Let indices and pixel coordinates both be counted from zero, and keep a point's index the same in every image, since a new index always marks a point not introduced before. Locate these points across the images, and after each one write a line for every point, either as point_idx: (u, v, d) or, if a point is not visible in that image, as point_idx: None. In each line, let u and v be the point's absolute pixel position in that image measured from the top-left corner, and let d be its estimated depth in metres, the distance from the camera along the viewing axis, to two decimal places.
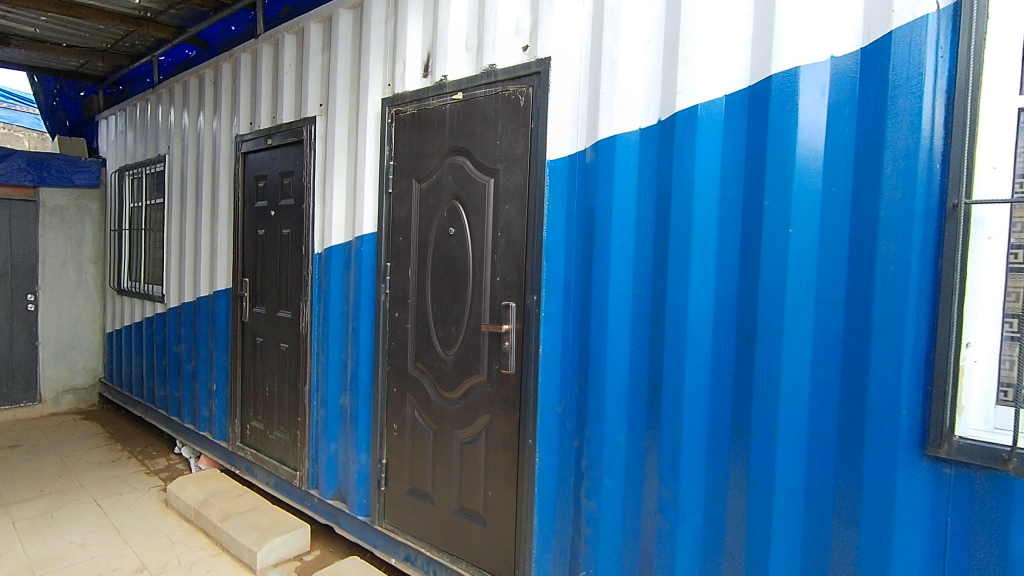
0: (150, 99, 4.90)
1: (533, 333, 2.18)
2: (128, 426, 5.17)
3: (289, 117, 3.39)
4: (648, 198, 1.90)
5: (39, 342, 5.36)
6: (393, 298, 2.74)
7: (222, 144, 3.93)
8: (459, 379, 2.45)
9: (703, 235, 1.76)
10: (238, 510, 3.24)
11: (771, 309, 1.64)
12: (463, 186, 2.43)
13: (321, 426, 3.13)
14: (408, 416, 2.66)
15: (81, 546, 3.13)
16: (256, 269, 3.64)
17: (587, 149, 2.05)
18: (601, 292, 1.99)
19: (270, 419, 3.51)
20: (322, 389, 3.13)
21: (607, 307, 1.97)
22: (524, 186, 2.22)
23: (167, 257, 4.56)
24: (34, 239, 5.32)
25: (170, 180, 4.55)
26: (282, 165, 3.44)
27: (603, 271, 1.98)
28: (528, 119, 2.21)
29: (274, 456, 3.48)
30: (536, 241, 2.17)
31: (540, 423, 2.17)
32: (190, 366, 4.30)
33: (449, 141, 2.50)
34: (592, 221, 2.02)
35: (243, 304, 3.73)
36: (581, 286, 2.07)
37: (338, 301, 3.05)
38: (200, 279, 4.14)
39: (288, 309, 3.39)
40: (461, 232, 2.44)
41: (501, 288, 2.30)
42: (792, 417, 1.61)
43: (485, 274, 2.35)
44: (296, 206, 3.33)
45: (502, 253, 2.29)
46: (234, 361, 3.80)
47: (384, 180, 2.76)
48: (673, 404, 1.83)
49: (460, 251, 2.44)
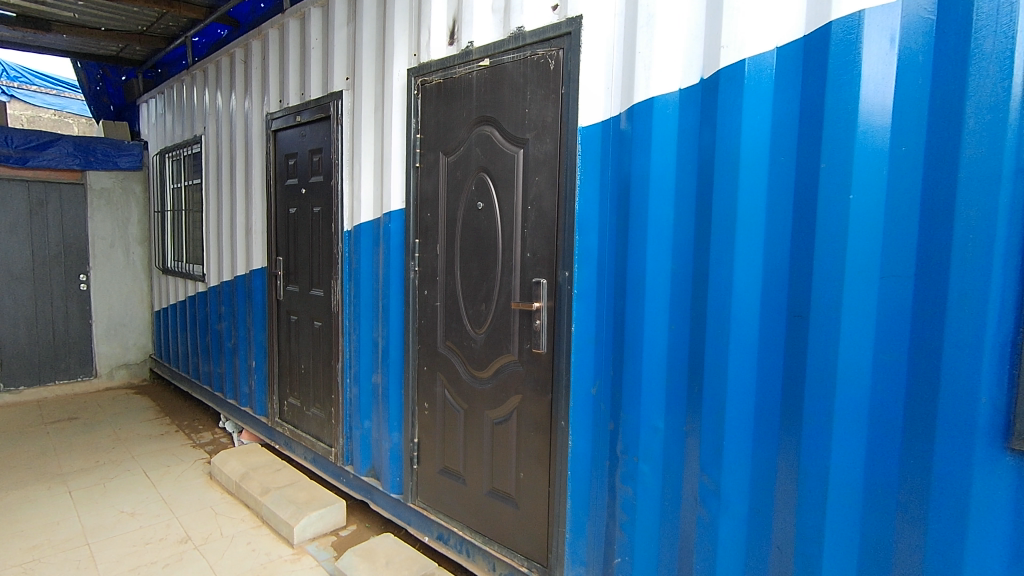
0: (186, 81, 4.94)
1: (565, 309, 2.08)
2: (176, 401, 5.36)
3: (316, 93, 3.34)
4: (689, 166, 1.76)
5: (92, 320, 5.59)
6: (422, 277, 2.68)
7: (254, 123, 3.93)
8: (490, 358, 2.38)
9: (750, 205, 1.62)
10: (277, 484, 3.30)
11: (827, 283, 1.49)
12: (491, 158, 2.33)
13: (355, 405, 3.14)
14: (439, 394, 2.62)
15: (131, 515, 3.26)
16: (289, 247, 3.64)
17: (622, 114, 1.91)
18: (638, 268, 1.88)
19: (306, 396, 3.55)
20: (355, 369, 3.13)
21: (644, 284, 1.86)
22: (555, 156, 2.10)
23: (206, 237, 4.63)
24: (83, 221, 5.51)
25: (206, 161, 4.60)
26: (312, 142, 3.39)
27: (640, 246, 1.87)
28: (559, 85, 2.08)
29: (311, 433, 3.53)
30: (568, 213, 2.05)
31: (573, 405, 2.09)
32: (230, 343, 4.39)
33: (476, 111, 2.39)
34: (627, 192, 1.89)
35: (278, 283, 3.76)
36: (617, 261, 1.95)
37: (368, 280, 3.02)
38: (237, 258, 4.20)
39: (320, 288, 3.38)
40: (491, 206, 2.34)
41: (532, 264, 2.20)
42: (850, 402, 1.48)
43: (516, 249, 2.25)
44: (325, 182, 3.29)
45: (534, 227, 2.18)
46: (271, 339, 3.86)
47: (412, 154, 2.68)
48: (716, 386, 1.71)
49: (490, 226, 2.35)
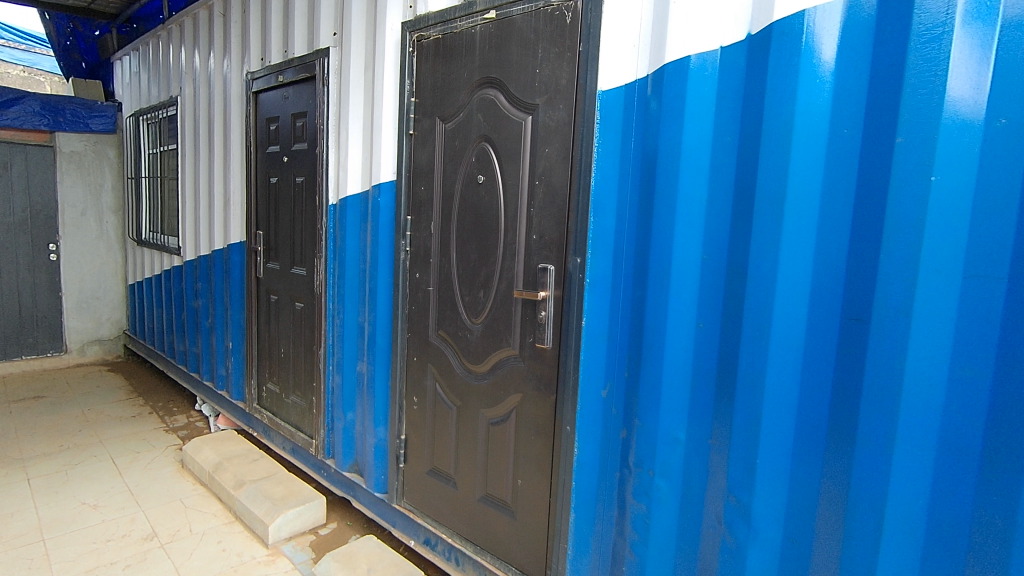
0: (162, 37, 4.57)
1: (575, 299, 1.83)
2: (151, 380, 5.09)
3: (300, 51, 3.01)
4: (729, 138, 1.50)
5: (62, 292, 5.27)
6: (413, 258, 2.42)
7: (233, 84, 3.60)
8: (488, 351, 2.13)
9: (803, 187, 1.37)
10: (252, 477, 3.07)
11: (896, 281, 1.25)
12: (494, 126, 2.05)
13: (337, 395, 2.89)
14: (429, 388, 2.38)
15: (93, 508, 3.02)
16: (269, 221, 3.35)
17: (651, 76, 1.64)
18: (662, 256, 1.63)
19: (285, 382, 3.30)
20: (338, 356, 2.88)
21: (669, 273, 1.61)
22: (568, 124, 1.83)
23: (182, 207, 4.31)
24: (52, 187, 5.16)
25: (182, 125, 4.26)
26: (295, 106, 3.08)
27: (665, 229, 1.61)
28: (575, 42, 1.80)
29: (290, 421, 3.29)
30: (582, 189, 1.79)
31: (580, 408, 1.85)
32: (207, 322, 4.11)
33: (479, 71, 2.10)
34: (654, 167, 1.63)
35: (257, 260, 3.47)
36: (637, 248, 1.70)
37: (354, 260, 2.75)
38: (214, 231, 3.90)
39: (302, 266, 3.11)
40: (492, 181, 2.07)
41: (538, 248, 1.94)
42: (916, 423, 1.25)
43: (520, 230, 1.99)
44: (309, 150, 2.99)
45: (542, 206, 1.92)
46: (249, 320, 3.58)
47: (404, 120, 2.39)
48: (750, 396, 1.48)
49: (490, 204, 2.08)
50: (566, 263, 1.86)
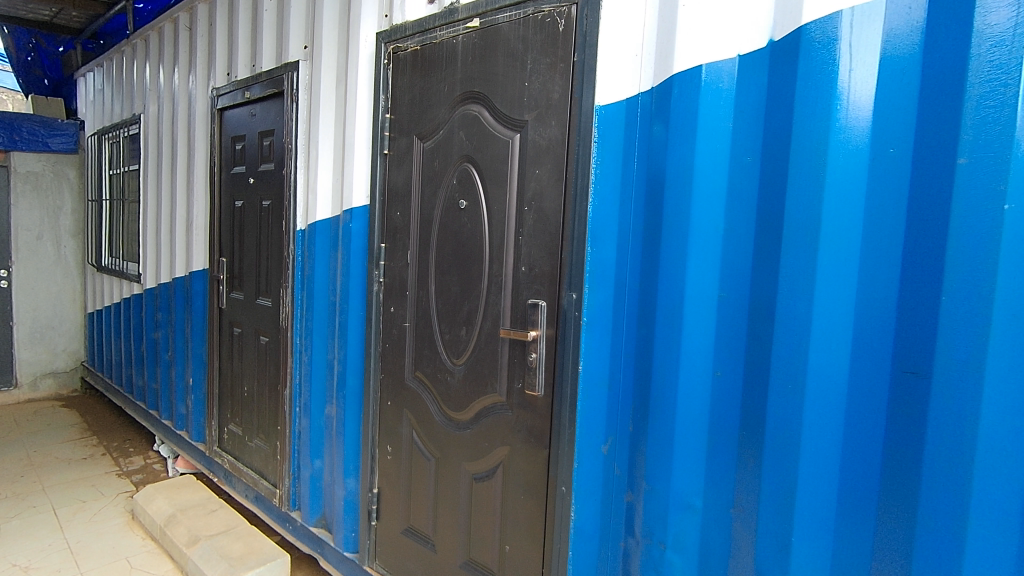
0: (126, 52, 4.33)
1: (570, 341, 1.60)
2: (108, 417, 4.72)
3: (268, 65, 2.79)
4: (750, 159, 1.30)
5: (13, 322, 4.91)
6: (388, 290, 2.18)
7: (198, 101, 3.36)
8: (471, 398, 1.89)
9: (840, 215, 1.17)
10: (209, 532, 2.76)
11: (962, 328, 1.04)
12: (477, 145, 1.84)
13: (304, 440, 2.61)
14: (404, 436, 2.12)
15: (24, 571, 2.68)
16: (234, 248, 3.09)
17: (656, 88, 1.44)
18: (672, 293, 1.41)
19: (249, 424, 3.01)
20: (305, 397, 2.61)
21: (681, 313, 1.39)
22: (561, 142, 1.62)
23: (143, 232, 4.03)
24: (5, 210, 4.84)
25: (145, 144, 4.01)
26: (261, 124, 2.85)
27: (676, 263, 1.40)
28: (568, 51, 1.60)
29: (254, 468, 2.99)
30: (578, 216, 1.57)
31: (577, 467, 1.61)
32: (167, 355, 3.80)
33: (460, 85, 1.90)
34: (661, 192, 1.43)
35: (220, 289, 3.20)
36: (642, 284, 1.49)
37: (324, 291, 2.50)
38: (176, 258, 3.62)
39: (268, 297, 2.85)
40: (476, 206, 1.85)
41: (527, 282, 1.72)
42: (993, 502, 1.02)
43: (507, 261, 1.77)
44: (276, 171, 2.75)
45: (532, 234, 1.70)
46: (210, 354, 3.29)
47: (379, 138, 2.17)
48: (781, 460, 1.25)
49: (474, 231, 1.86)
50: (560, 298, 1.63)
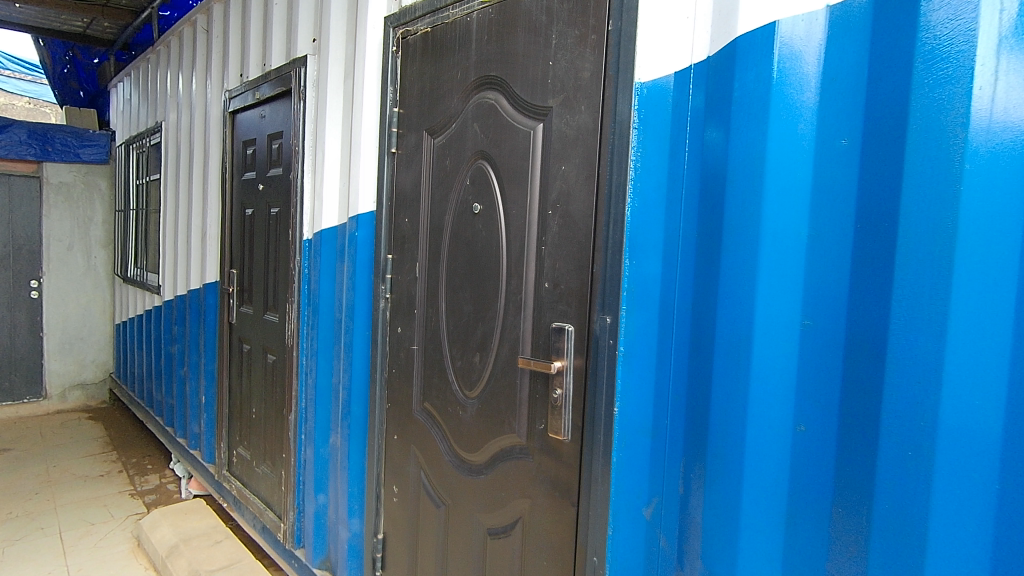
0: (151, 60, 4.27)
1: (603, 375, 1.29)
2: (131, 431, 4.64)
3: (278, 62, 2.60)
4: (846, 142, 0.97)
5: (43, 333, 4.91)
6: (396, 308, 1.91)
7: (212, 105, 3.21)
8: (487, 437, 1.59)
9: (987, 217, 0.84)
10: (210, 567, 2.55)
11: None
12: (494, 139, 1.56)
13: (309, 471, 2.37)
14: (412, 477, 1.85)
15: None
16: (244, 258, 2.91)
17: (714, 58, 1.13)
18: (739, 318, 1.08)
19: (256, 449, 2.81)
20: (310, 423, 2.37)
21: (751, 346, 1.07)
22: (591, 132, 1.32)
23: (162, 242, 3.92)
24: (37, 221, 4.85)
25: (166, 152, 3.90)
26: (271, 126, 2.65)
27: (744, 280, 1.07)
28: (602, 19, 1.30)
29: (261, 496, 2.78)
30: (613, 220, 1.26)
31: (612, 534, 1.28)
32: (182, 370, 3.66)
33: (475, 69, 1.62)
34: (723, 188, 1.10)
35: (231, 304, 3.02)
36: (696, 307, 1.17)
37: (329, 307, 2.26)
38: (191, 269, 3.47)
39: (275, 312, 2.64)
40: (492, 210, 1.57)
41: (551, 301, 1.41)
42: None
43: (527, 275, 1.47)
44: (284, 176, 2.54)
45: (557, 243, 1.40)
46: (221, 372, 3.11)
47: (386, 135, 1.92)
48: (898, 551, 0.92)
49: (489, 241, 1.57)
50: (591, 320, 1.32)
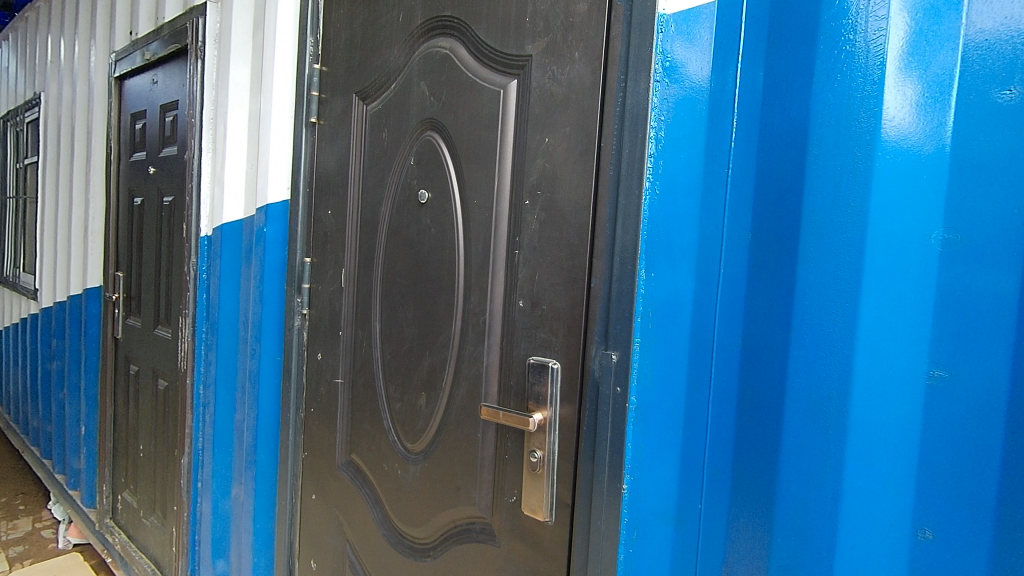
0: (30, 19, 3.58)
1: (606, 437, 0.89)
2: (5, 462, 3.89)
3: (172, 13, 2.07)
4: (1015, 94, 0.62)
5: None
6: (315, 327, 1.46)
7: (97, 70, 2.63)
8: (437, 507, 1.18)
9: None
10: None
11: None
12: (447, 102, 1.14)
13: (205, 530, 1.87)
14: (335, 551, 1.41)
15: None
16: (132, 259, 2.36)
17: None
18: (828, 363, 0.71)
19: (145, 495, 2.28)
20: (208, 470, 1.87)
21: (848, 407, 0.70)
22: (588, 87, 0.93)
23: (40, 237, 3.25)
24: None
25: (45, 129, 3.24)
26: (164, 94, 2.12)
27: (837, 306, 0.70)
28: None
29: (150, 554, 2.25)
30: (622, 214, 0.86)
31: None
32: (61, 393, 3.02)
33: (423, 8, 1.20)
34: (802, 168, 0.73)
35: (116, 314, 2.45)
36: (751, 341, 0.80)
37: (233, 324, 1.78)
38: (71, 271, 2.85)
39: (167, 327, 2.12)
40: (444, 200, 1.15)
41: (527, 327, 1.01)
42: None
43: (493, 290, 1.07)
44: (178, 156, 2.02)
45: (536, 247, 1.00)
46: (104, 398, 2.53)
47: (305, 100, 1.47)
48: None
49: (439, 242, 1.16)
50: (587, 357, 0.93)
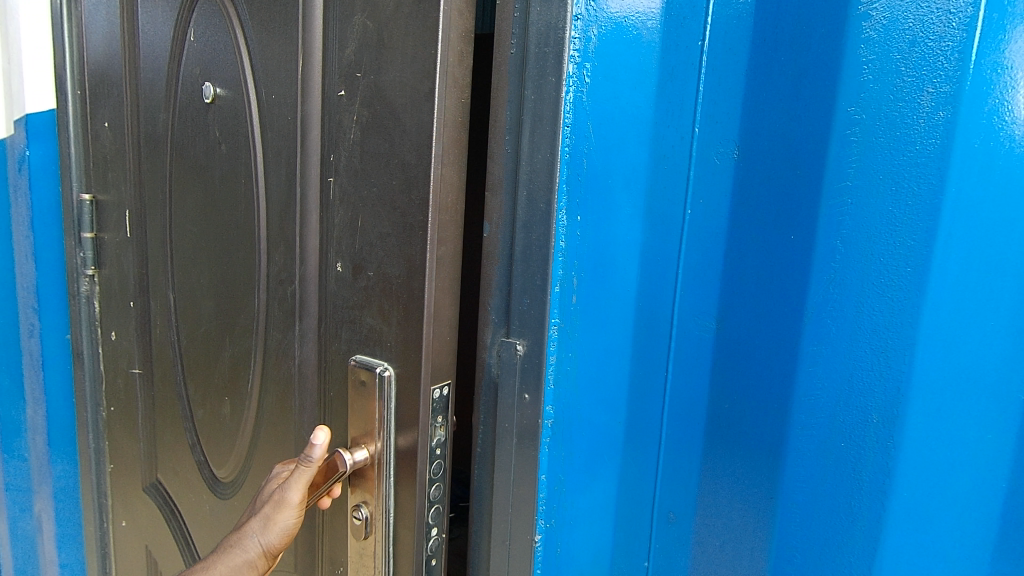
0: None
1: (507, 479, 0.55)
2: None
3: None
4: None
5: None
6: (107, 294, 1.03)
7: None
8: None
9: None
10: None
11: None
12: None
13: None
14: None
15: None
16: None
17: None
18: (869, 368, 0.44)
19: None
20: None
21: (898, 440, 0.43)
22: None
23: None
24: None
25: None
26: None
27: (890, 272, 0.43)
28: None
29: None
30: (532, 115, 0.50)
31: None
32: None
33: None
34: (839, 36, 0.44)
35: None
36: (730, 319, 0.51)
37: None
38: None
39: None
40: (235, 98, 0.74)
41: (348, 306, 0.65)
42: None
43: (301, 245, 0.68)
44: None
45: (357, 171, 0.62)
46: None
47: None
48: None
49: (232, 167, 0.76)
50: (431, 351, 0.58)
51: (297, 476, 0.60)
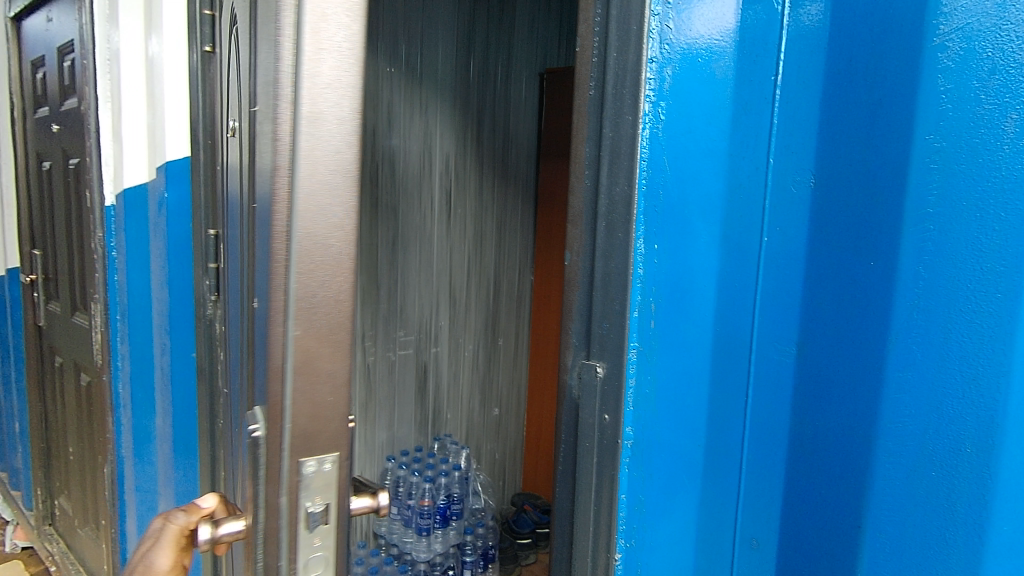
0: None
1: (587, 498, 0.56)
2: None
3: None
4: None
5: None
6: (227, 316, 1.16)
7: None
8: None
9: None
10: None
11: None
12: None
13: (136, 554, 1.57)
14: None
15: None
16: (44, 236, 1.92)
17: None
18: (959, 395, 0.43)
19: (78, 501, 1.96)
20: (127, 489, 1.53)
21: (993, 470, 0.42)
22: None
23: None
24: None
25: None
26: (58, 35, 1.63)
27: (978, 298, 0.42)
28: None
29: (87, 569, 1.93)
30: (610, 150, 0.53)
31: None
32: None
33: None
34: (914, 67, 0.46)
35: (36, 300, 2.03)
36: (812, 340, 0.53)
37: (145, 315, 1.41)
38: None
39: (82, 317, 1.70)
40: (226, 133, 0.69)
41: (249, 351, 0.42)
42: None
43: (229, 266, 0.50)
44: (76, 109, 1.56)
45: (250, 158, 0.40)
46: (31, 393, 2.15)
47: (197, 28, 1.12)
48: None
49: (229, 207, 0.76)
50: (295, 417, 0.34)
51: (165, 533, 0.46)
